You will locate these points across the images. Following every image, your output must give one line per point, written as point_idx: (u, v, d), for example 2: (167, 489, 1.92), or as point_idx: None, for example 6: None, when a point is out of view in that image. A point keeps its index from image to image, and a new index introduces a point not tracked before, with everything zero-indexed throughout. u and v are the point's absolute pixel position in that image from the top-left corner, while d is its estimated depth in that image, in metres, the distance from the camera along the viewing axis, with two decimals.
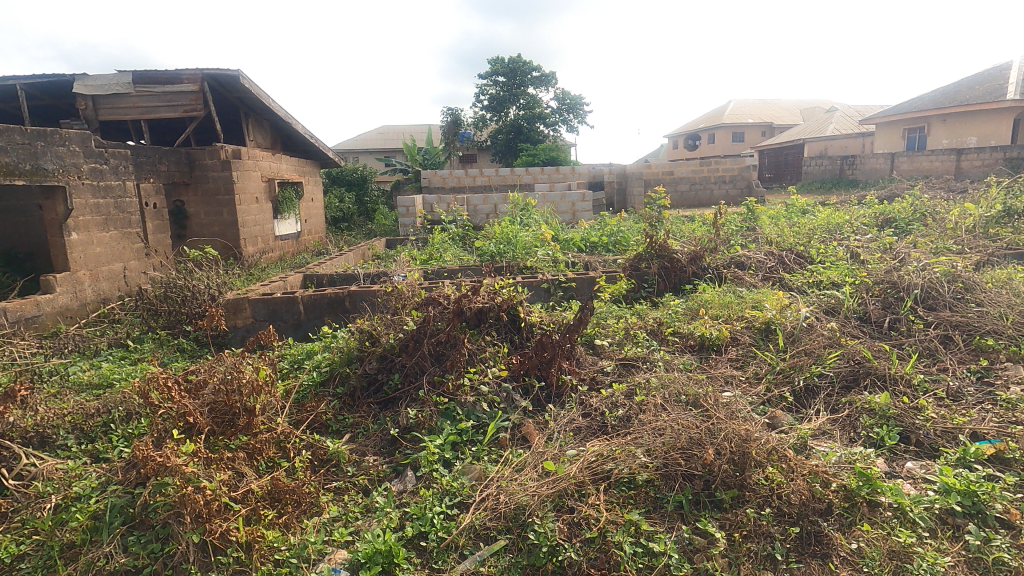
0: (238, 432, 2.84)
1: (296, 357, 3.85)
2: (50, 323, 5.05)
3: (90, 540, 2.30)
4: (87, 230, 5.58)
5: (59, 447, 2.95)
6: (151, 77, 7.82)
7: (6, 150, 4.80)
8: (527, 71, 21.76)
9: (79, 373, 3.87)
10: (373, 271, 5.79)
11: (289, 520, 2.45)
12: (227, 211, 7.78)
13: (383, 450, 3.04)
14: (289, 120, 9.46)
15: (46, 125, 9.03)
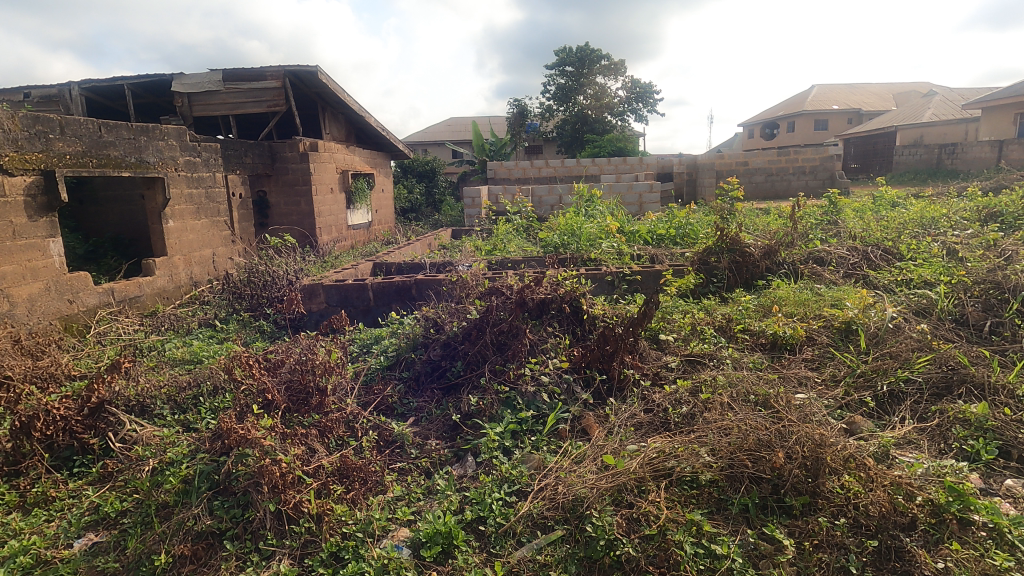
0: (311, 410, 3.00)
1: (365, 341, 4.02)
2: (149, 302, 5.54)
3: (181, 502, 2.50)
4: (182, 218, 6.05)
5: (156, 415, 3.24)
6: (239, 75, 8.33)
7: (114, 144, 5.27)
8: (596, 60, 21.43)
9: (173, 350, 4.22)
10: (438, 260, 5.92)
11: (355, 496, 2.56)
12: (305, 202, 8.19)
13: (445, 434, 3.12)
14: (363, 114, 9.79)
15: (149, 121, 9.85)
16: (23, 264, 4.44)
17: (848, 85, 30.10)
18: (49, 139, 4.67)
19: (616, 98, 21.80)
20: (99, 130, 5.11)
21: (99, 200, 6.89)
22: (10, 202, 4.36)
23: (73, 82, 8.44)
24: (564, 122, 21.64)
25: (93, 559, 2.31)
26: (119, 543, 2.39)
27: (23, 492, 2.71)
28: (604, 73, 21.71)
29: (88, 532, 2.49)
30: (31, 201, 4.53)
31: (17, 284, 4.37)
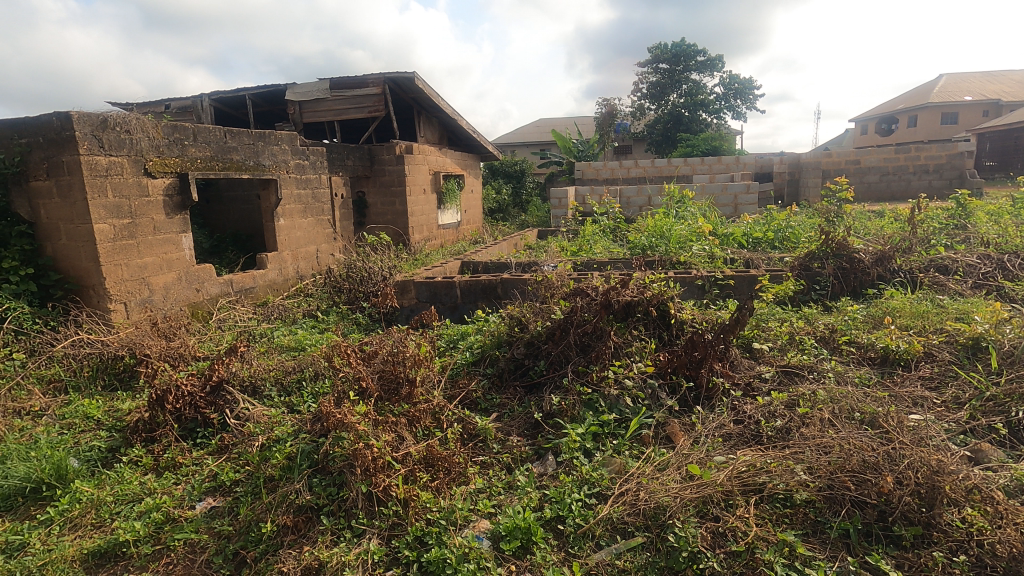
0: (401, 399, 3.15)
1: (452, 337, 4.16)
2: (262, 293, 6.08)
3: (285, 476, 2.72)
4: (291, 216, 6.57)
5: (265, 396, 3.55)
6: (344, 83, 8.93)
7: (237, 149, 5.83)
8: (692, 57, 20.70)
9: (281, 337, 4.60)
10: (524, 260, 6.00)
11: (439, 484, 2.66)
12: (399, 201, 8.59)
13: (526, 432, 3.16)
14: (455, 117, 10.11)
15: (265, 128, 10.78)
16: (161, 256, 5.03)
17: (985, 74, 26.83)
18: (184, 145, 5.26)
19: (712, 95, 20.92)
20: (224, 137, 5.67)
21: (223, 200, 7.64)
22: (152, 201, 4.95)
23: (204, 94, 9.42)
24: (656, 121, 21.07)
25: (211, 521, 2.58)
26: (232, 509, 2.65)
27: (156, 456, 3.08)
28: (700, 70, 20.90)
29: (207, 497, 2.78)
30: (169, 200, 5.12)
31: (156, 273, 4.97)
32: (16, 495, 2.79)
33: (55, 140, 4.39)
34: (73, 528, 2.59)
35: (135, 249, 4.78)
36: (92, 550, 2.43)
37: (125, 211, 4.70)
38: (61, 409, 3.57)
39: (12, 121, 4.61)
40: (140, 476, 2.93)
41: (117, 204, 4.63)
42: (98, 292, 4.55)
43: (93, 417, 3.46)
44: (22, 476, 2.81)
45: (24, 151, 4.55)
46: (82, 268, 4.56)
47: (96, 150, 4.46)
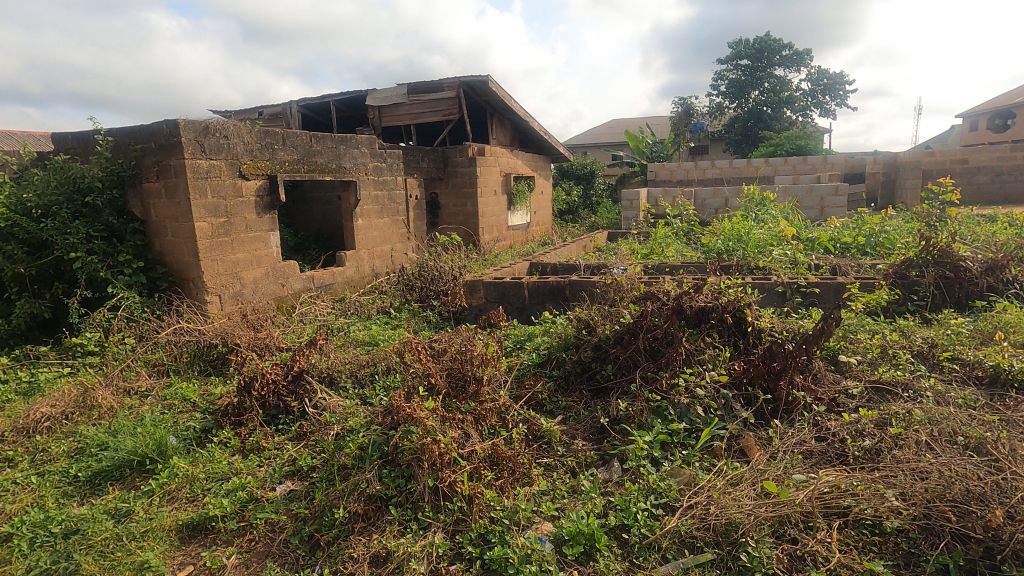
0: (468, 397, 3.19)
1: (519, 337, 4.18)
2: (340, 289, 6.40)
3: (357, 466, 2.83)
4: (369, 217, 6.86)
5: (341, 387, 3.72)
6: (421, 88, 9.21)
7: (321, 152, 6.15)
8: (776, 52, 19.68)
9: (356, 332, 4.81)
10: (594, 262, 5.93)
11: (504, 484, 2.68)
12: (471, 203, 8.75)
13: (592, 437, 3.12)
14: (527, 119, 10.16)
15: (346, 132, 11.31)
16: (252, 253, 5.40)
17: None
18: (274, 149, 5.61)
19: (798, 91, 19.81)
20: (310, 141, 6.01)
21: (307, 201, 8.10)
22: (245, 202, 5.32)
23: (293, 101, 10.03)
24: (735, 120, 20.22)
25: (290, 502, 2.74)
26: (309, 493, 2.79)
27: (243, 438, 3.31)
28: (784, 65, 19.84)
29: (287, 480, 2.95)
30: (259, 200, 5.49)
31: (247, 269, 5.34)
32: (124, 466, 3.08)
33: (164, 145, 4.82)
34: (171, 500, 2.84)
35: (229, 245, 5.15)
36: (187, 522, 2.65)
37: (222, 211, 5.08)
38: (163, 391, 3.92)
39: (129, 129, 5.10)
40: (228, 456, 3.16)
41: (215, 204, 5.01)
42: (197, 285, 4.95)
43: (189, 400, 3.77)
44: (129, 450, 3.10)
45: (138, 156, 5.02)
46: (184, 262, 4.98)
47: (198, 154, 4.85)
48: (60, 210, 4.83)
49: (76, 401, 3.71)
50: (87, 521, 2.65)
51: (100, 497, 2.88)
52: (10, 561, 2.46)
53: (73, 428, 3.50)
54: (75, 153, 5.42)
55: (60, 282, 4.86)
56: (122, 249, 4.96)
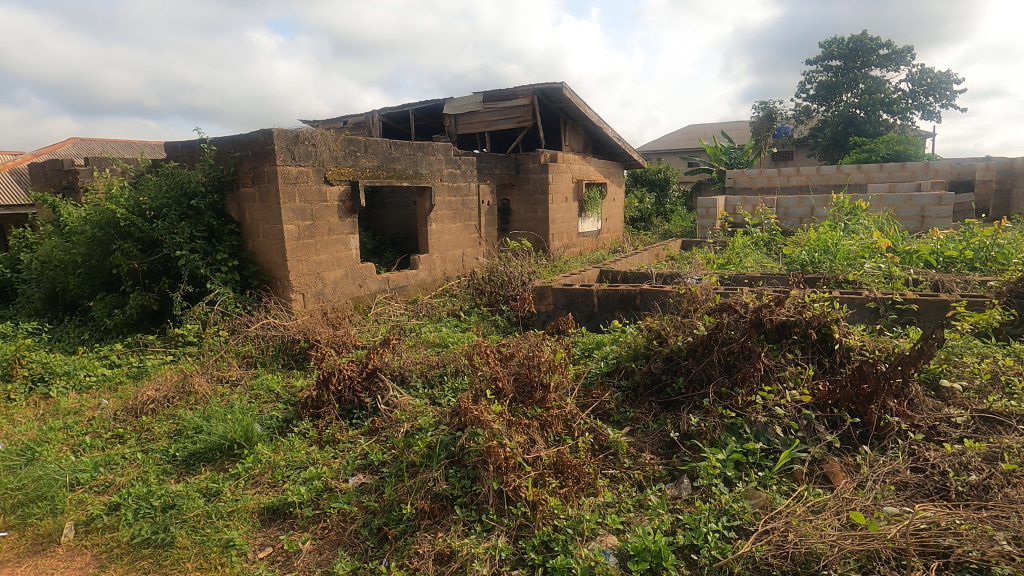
0: (534, 403, 3.19)
1: (587, 345, 4.14)
2: (413, 291, 6.61)
3: (424, 464, 2.89)
4: (442, 221, 7.05)
5: (412, 386, 3.83)
6: (496, 95, 9.37)
7: (400, 159, 6.39)
8: (873, 51, 18.37)
9: (427, 333, 4.95)
10: (666, 271, 5.78)
11: (568, 492, 2.65)
12: (542, 209, 8.78)
13: (660, 451, 3.03)
14: (601, 125, 10.07)
15: (423, 139, 11.69)
16: (333, 254, 5.70)
17: None
18: (357, 156, 5.90)
19: (897, 92, 18.39)
20: (390, 149, 6.26)
21: (385, 205, 8.44)
22: (329, 206, 5.62)
23: (375, 111, 10.50)
24: (824, 124, 19.05)
25: (361, 495, 2.85)
26: (379, 487, 2.89)
27: (320, 430, 3.48)
28: (882, 65, 18.49)
29: (359, 472, 3.07)
30: (342, 205, 5.77)
31: (329, 269, 5.64)
32: (215, 449, 3.33)
33: (260, 153, 5.18)
34: (254, 484, 3.03)
35: (313, 247, 5.46)
36: (268, 506, 2.82)
37: (308, 214, 5.39)
38: (251, 381, 4.21)
39: (230, 138, 5.53)
40: (306, 446, 3.34)
41: (302, 208, 5.33)
42: (284, 284, 5.29)
43: (274, 391, 4.02)
44: (220, 435, 3.35)
45: (236, 163, 5.43)
46: (273, 262, 5.34)
47: (289, 161, 5.18)
48: (169, 212, 5.32)
49: (176, 386, 4.06)
50: (182, 498, 2.89)
51: (193, 477, 3.13)
52: (117, 528, 2.77)
53: (173, 411, 3.83)
54: (183, 161, 5.95)
55: (167, 278, 5.35)
56: (220, 249, 5.39)
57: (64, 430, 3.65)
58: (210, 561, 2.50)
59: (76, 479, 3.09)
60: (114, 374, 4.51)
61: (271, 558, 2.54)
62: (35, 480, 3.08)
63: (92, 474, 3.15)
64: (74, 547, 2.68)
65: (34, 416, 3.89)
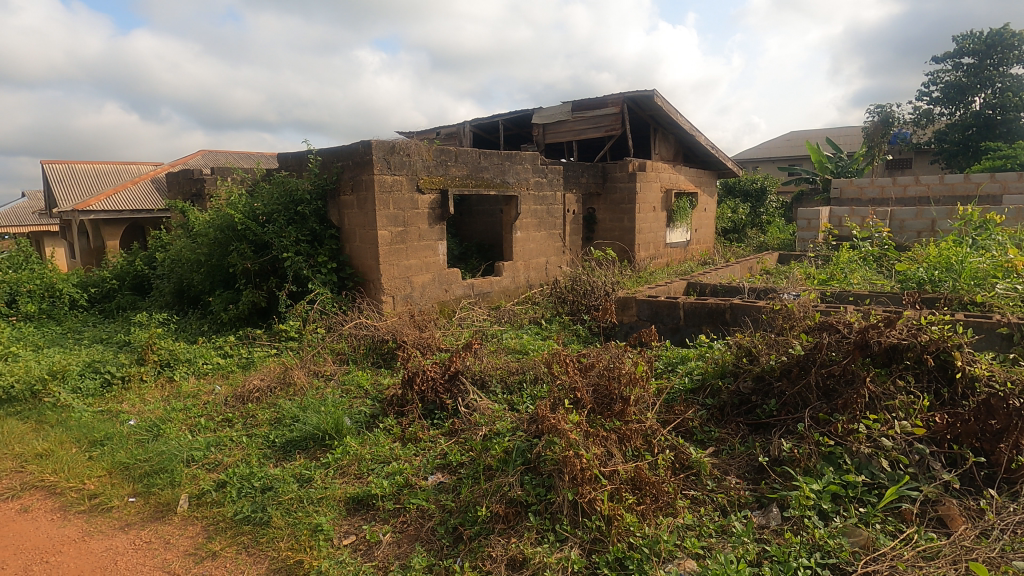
0: (613, 415, 3.12)
1: (671, 359, 4.00)
2: (496, 297, 6.74)
3: (500, 468, 2.92)
4: (527, 229, 7.13)
5: (491, 391, 3.90)
6: (585, 105, 9.37)
7: (488, 169, 6.54)
8: (1014, 46, 16.34)
9: (508, 340, 5.02)
10: (760, 286, 5.46)
11: (646, 510, 2.57)
12: (628, 218, 8.63)
13: (747, 475, 2.85)
14: (694, 133, 9.74)
15: (511, 148, 11.89)
16: (422, 259, 5.93)
17: None
18: (447, 166, 6.11)
19: None
20: (479, 158, 6.43)
21: (472, 213, 8.68)
22: (420, 213, 5.86)
23: (466, 121, 10.83)
24: (951, 128, 17.17)
25: (439, 493, 2.93)
26: (456, 487, 2.96)
27: (404, 428, 3.63)
28: None
29: (438, 471, 3.16)
30: (432, 212, 6.00)
31: (417, 274, 5.88)
32: (309, 438, 3.57)
33: (360, 163, 5.52)
34: (341, 474, 3.21)
35: (404, 252, 5.72)
36: (353, 496, 2.98)
37: (400, 221, 5.66)
38: (343, 376, 4.47)
39: (333, 149, 5.93)
40: (390, 442, 3.49)
41: (395, 214, 5.60)
42: (376, 286, 5.59)
43: (363, 387, 4.25)
44: (314, 425, 3.59)
45: (338, 172, 5.81)
46: (367, 265, 5.66)
47: (385, 171, 5.47)
48: (278, 217, 5.81)
49: (278, 377, 4.40)
50: (278, 481, 3.12)
51: (289, 462, 3.37)
52: (223, 504, 3.04)
53: (275, 400, 4.15)
54: (293, 170, 6.47)
55: (275, 277, 5.83)
56: (321, 252, 5.79)
57: (183, 411, 4.07)
58: (300, 543, 2.68)
59: (192, 456, 3.43)
60: (227, 363, 4.97)
61: (354, 546, 2.68)
62: (159, 454, 3.45)
63: (205, 452, 3.49)
64: (187, 517, 2.98)
65: (160, 397, 4.37)
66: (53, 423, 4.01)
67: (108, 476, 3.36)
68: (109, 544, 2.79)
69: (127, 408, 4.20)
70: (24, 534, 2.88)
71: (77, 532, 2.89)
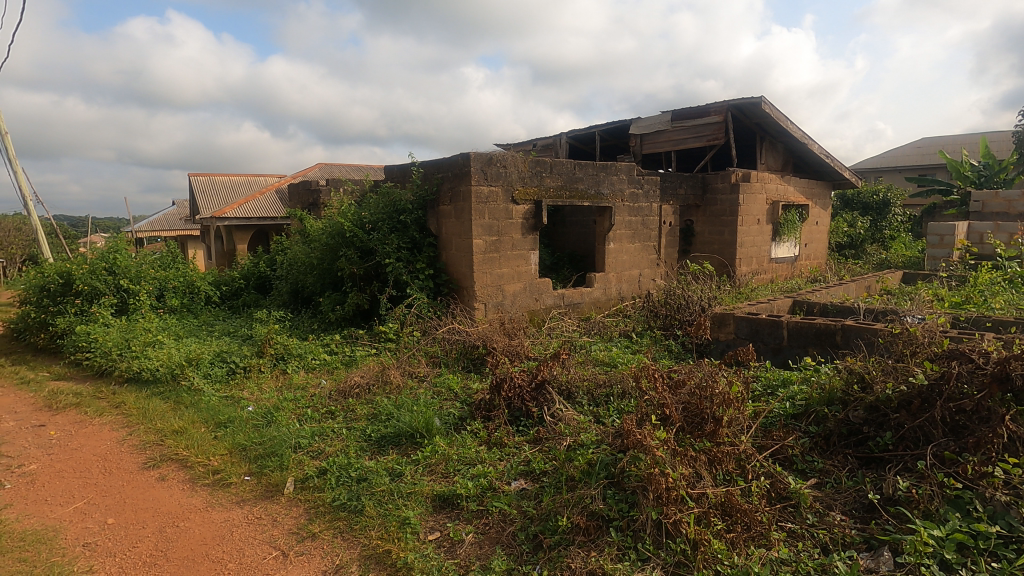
0: (703, 435, 2.98)
1: (771, 381, 3.76)
2: (587, 308, 6.71)
3: (583, 480, 2.90)
4: (621, 241, 7.03)
5: (577, 402, 3.88)
6: (686, 113, 9.09)
7: (583, 179, 6.54)
8: None
9: (597, 351, 4.97)
10: (878, 307, 4.98)
11: (736, 538, 2.44)
12: (729, 231, 8.23)
13: (855, 513, 2.61)
14: (806, 141, 9.10)
15: (607, 159, 11.79)
16: (515, 269, 6.05)
17: None
18: (542, 177, 6.19)
19: None
20: (574, 169, 6.45)
21: (566, 224, 8.71)
22: (514, 223, 5.98)
23: (563, 133, 10.91)
24: None
25: (521, 499, 2.97)
26: (539, 495, 2.98)
27: (490, 432, 3.71)
28: None
29: (521, 477, 3.20)
30: (525, 222, 6.10)
31: (509, 282, 6.00)
32: (402, 435, 3.76)
33: (458, 174, 5.75)
34: (429, 472, 3.35)
35: (497, 260, 5.87)
36: (439, 494, 3.09)
37: (494, 230, 5.82)
38: (435, 378, 4.67)
39: (434, 162, 6.22)
40: (476, 445, 3.58)
41: (490, 224, 5.76)
42: (470, 293, 5.79)
43: (453, 390, 4.40)
44: (406, 423, 3.77)
45: (438, 183, 6.09)
46: (462, 273, 5.87)
47: (482, 182, 5.66)
48: (383, 225, 6.20)
49: (376, 375, 4.68)
50: (372, 473, 3.32)
51: (383, 456, 3.57)
52: (323, 490, 3.28)
53: (373, 396, 4.42)
54: (397, 181, 6.88)
55: (377, 282, 6.21)
56: (419, 259, 6.09)
57: (294, 401, 4.45)
58: (389, 534, 2.83)
59: (299, 443, 3.74)
60: (332, 359, 5.36)
61: (438, 542, 2.77)
62: (271, 439, 3.80)
63: (310, 440, 3.78)
64: (292, 499, 3.25)
65: (275, 387, 4.81)
66: (187, 404, 4.55)
67: (229, 455, 3.75)
68: (227, 516, 3.11)
69: (247, 395, 4.66)
70: (161, 499, 3.29)
71: (202, 502, 3.26)
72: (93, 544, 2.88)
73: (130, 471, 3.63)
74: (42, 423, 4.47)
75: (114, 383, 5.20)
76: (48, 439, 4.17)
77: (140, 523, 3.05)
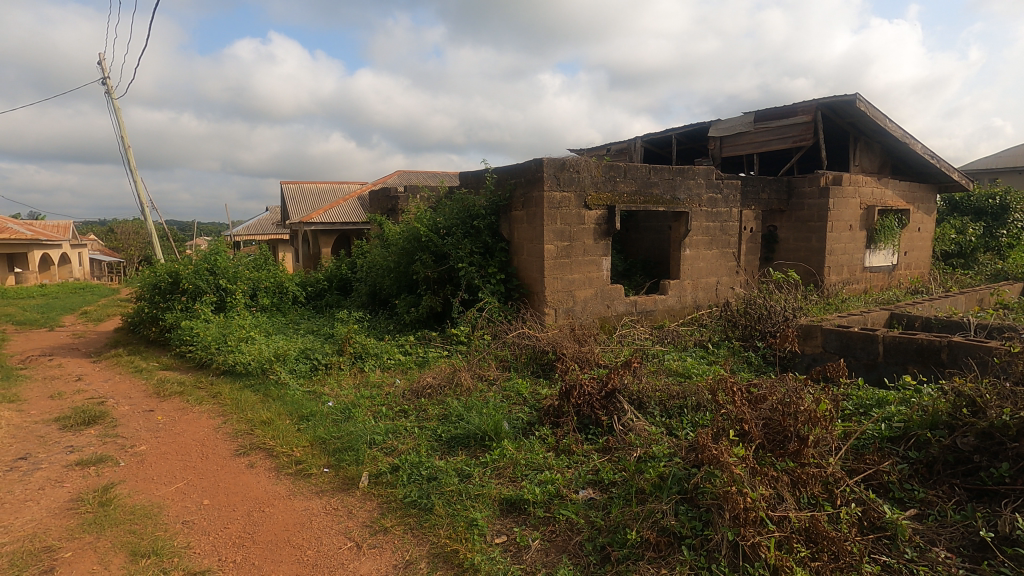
0: (786, 455, 2.80)
1: (864, 400, 3.48)
2: (660, 316, 6.53)
3: (654, 494, 2.82)
4: (697, 247, 6.78)
5: (649, 413, 3.78)
6: (771, 114, 8.64)
7: (658, 184, 6.37)
8: None
9: (670, 361, 4.82)
10: (992, 323, 4.48)
11: (821, 567, 2.27)
12: (817, 238, 7.73)
13: (963, 550, 2.35)
14: (907, 141, 8.39)
15: (685, 163, 11.43)
16: (586, 274, 5.99)
17: None
18: (616, 182, 6.07)
19: None
20: (649, 174, 6.29)
21: (639, 230, 8.53)
22: (586, 228, 5.93)
23: (638, 137, 10.69)
24: None
25: (589, 509, 2.92)
26: (607, 505, 2.92)
27: (558, 439, 3.68)
28: None
29: (589, 487, 3.15)
30: (598, 228, 6.03)
31: (580, 288, 5.95)
32: (470, 437, 3.81)
33: (531, 180, 5.78)
34: (497, 475, 3.37)
35: (569, 266, 5.85)
36: (506, 498, 3.11)
37: (566, 236, 5.79)
38: (504, 382, 4.71)
39: (507, 168, 6.29)
40: (544, 451, 3.56)
41: (561, 229, 5.75)
42: (540, 298, 5.80)
43: (522, 395, 4.42)
44: (476, 425, 3.83)
45: (511, 189, 6.15)
46: (533, 278, 5.89)
47: (554, 187, 5.66)
48: (456, 230, 6.35)
49: (447, 377, 4.78)
50: (442, 473, 3.39)
51: (452, 456, 3.64)
52: (395, 486, 3.39)
53: (443, 397, 4.52)
54: (471, 187, 7.03)
55: (450, 285, 6.36)
56: (491, 264, 6.18)
57: (369, 399, 4.64)
58: (457, 534, 2.87)
59: (374, 440, 3.89)
60: (406, 360, 5.54)
61: (504, 546, 2.78)
62: (348, 434, 3.98)
63: (384, 437, 3.92)
64: (366, 493, 3.38)
65: (352, 384, 5.04)
66: (274, 397, 4.86)
67: (310, 447, 3.97)
68: (307, 505, 3.28)
69: (327, 391, 4.92)
70: (249, 485, 3.53)
71: (286, 490, 3.46)
72: (191, 521, 3.14)
73: (224, 457, 3.92)
74: (152, 408, 4.94)
75: (212, 374, 5.66)
76: (156, 423, 4.60)
77: (231, 506, 3.29)
